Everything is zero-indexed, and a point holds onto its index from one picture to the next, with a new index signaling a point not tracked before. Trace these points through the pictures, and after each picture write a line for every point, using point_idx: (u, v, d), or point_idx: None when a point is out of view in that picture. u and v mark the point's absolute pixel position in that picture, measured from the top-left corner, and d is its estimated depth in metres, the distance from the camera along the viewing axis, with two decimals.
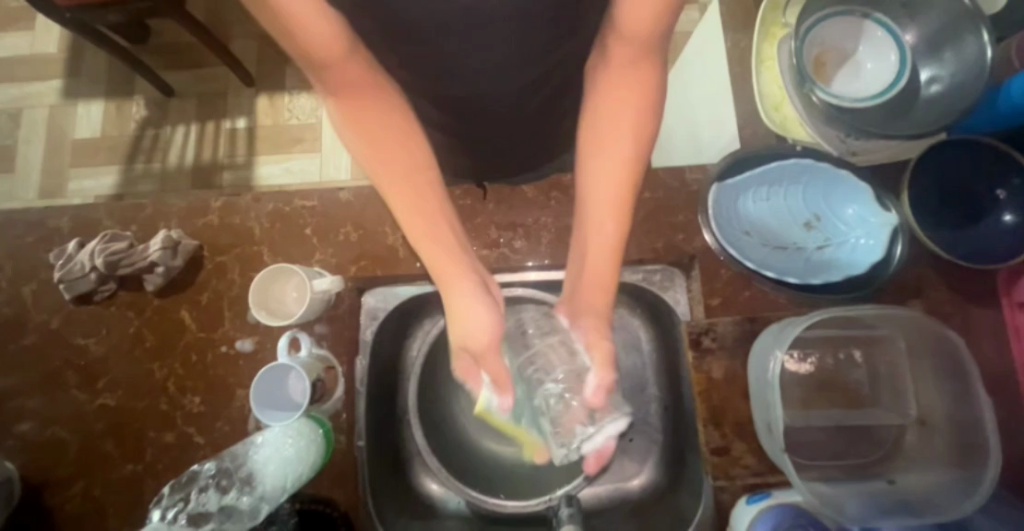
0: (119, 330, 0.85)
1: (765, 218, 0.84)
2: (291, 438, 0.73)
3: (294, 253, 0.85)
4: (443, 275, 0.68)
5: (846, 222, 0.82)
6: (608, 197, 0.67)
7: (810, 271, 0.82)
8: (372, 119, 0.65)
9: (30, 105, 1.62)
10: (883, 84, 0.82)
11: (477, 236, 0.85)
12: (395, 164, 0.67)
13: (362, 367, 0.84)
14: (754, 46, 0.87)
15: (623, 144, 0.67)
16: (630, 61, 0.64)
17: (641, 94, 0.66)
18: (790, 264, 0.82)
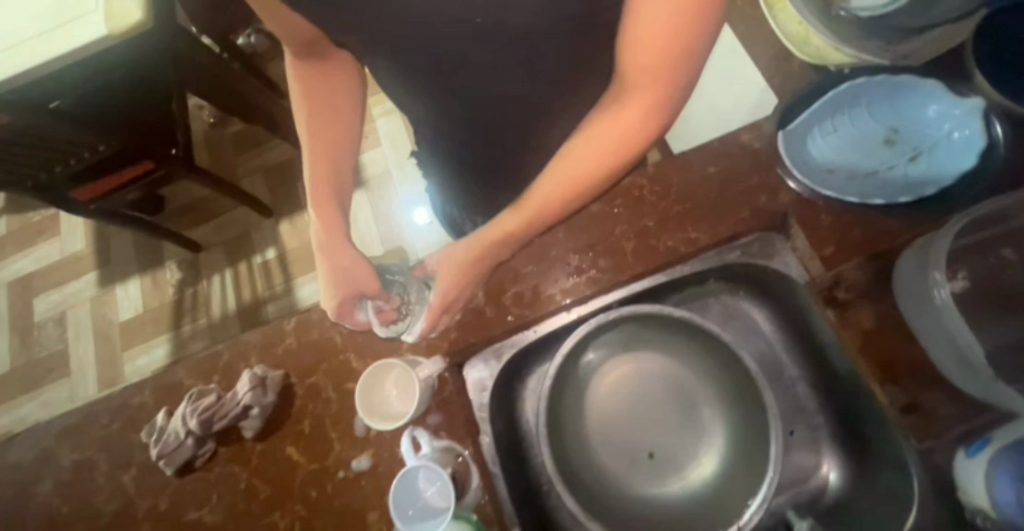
0: (229, 490, 0.79)
1: (843, 150, 0.79)
2: None
3: (382, 350, 0.81)
4: (327, 232, 0.78)
5: (927, 125, 0.77)
6: (535, 204, 0.68)
7: (915, 185, 0.76)
8: (323, 86, 0.79)
9: (73, 305, 1.67)
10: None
11: (554, 269, 0.81)
12: (326, 132, 0.80)
13: (489, 444, 0.78)
14: None
15: (591, 158, 0.64)
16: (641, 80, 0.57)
17: (646, 114, 0.60)
18: (891, 185, 0.76)
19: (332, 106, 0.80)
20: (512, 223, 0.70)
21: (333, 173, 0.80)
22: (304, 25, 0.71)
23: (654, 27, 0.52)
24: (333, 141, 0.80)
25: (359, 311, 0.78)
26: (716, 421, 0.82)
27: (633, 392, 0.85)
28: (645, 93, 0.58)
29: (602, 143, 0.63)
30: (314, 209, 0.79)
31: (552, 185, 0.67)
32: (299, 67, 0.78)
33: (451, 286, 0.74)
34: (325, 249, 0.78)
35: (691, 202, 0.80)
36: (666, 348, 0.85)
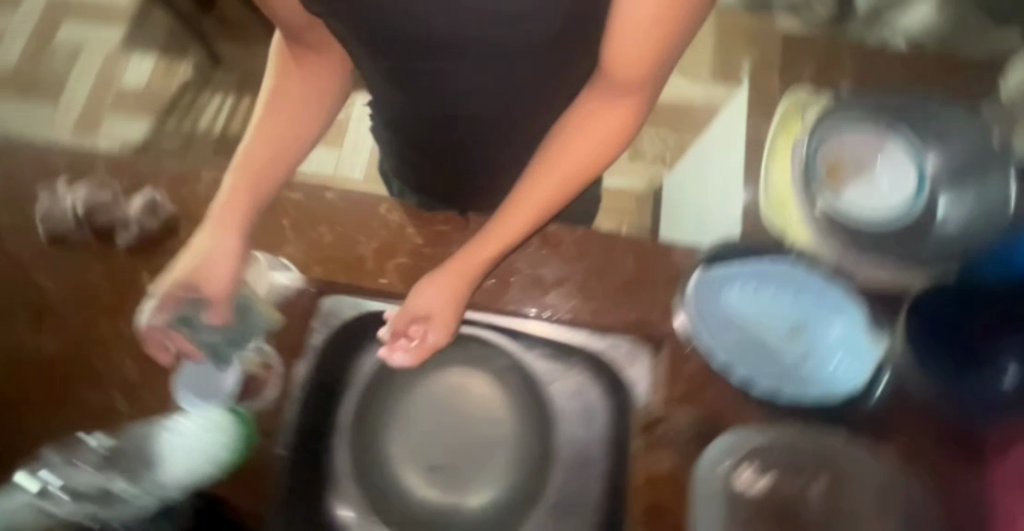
0: (77, 277, 0.84)
1: (749, 315, 0.77)
2: (208, 434, 0.71)
3: (266, 242, 0.84)
4: (228, 208, 0.79)
5: (831, 338, 0.75)
6: (521, 206, 0.75)
7: (786, 383, 0.74)
8: (309, 80, 0.80)
9: (90, 48, 1.71)
10: (899, 193, 0.78)
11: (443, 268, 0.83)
12: (277, 122, 0.81)
13: (302, 373, 0.80)
14: (767, 137, 0.82)
15: (577, 164, 0.74)
16: (606, 100, 0.70)
17: (615, 123, 0.71)
18: (767, 371, 0.74)
19: (297, 84, 0.80)
20: (501, 230, 0.76)
21: (264, 160, 0.80)
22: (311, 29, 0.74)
23: (631, 45, 0.62)
24: (293, 132, 0.81)
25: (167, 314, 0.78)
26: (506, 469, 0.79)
27: (454, 398, 0.82)
28: (617, 102, 0.70)
29: (585, 144, 0.73)
30: (223, 214, 0.79)
31: (549, 188, 0.75)
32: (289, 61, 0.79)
33: (434, 293, 0.77)
34: (228, 249, 0.78)
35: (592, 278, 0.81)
36: (507, 382, 0.82)
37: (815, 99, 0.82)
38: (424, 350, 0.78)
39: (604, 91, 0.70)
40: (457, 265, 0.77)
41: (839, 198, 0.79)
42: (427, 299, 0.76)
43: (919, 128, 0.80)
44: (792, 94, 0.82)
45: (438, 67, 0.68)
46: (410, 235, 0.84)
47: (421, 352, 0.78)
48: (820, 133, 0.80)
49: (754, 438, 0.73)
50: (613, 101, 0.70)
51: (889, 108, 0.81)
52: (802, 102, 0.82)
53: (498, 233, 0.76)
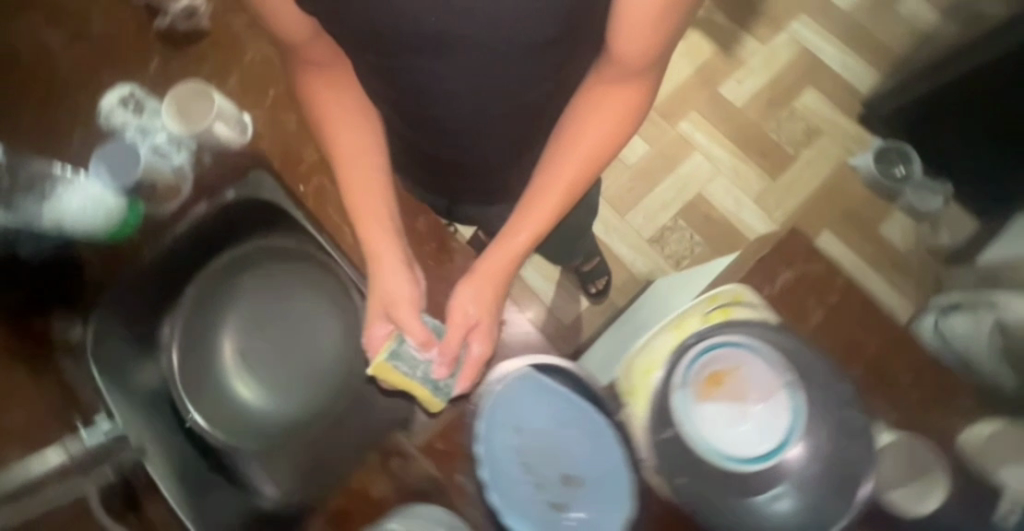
0: (111, 25, 0.95)
1: (546, 435, 0.72)
2: (99, 206, 0.81)
3: (244, 91, 0.89)
4: (357, 187, 0.81)
5: (595, 511, 0.69)
6: (546, 207, 0.80)
7: (525, 513, 0.69)
8: (326, 94, 0.81)
9: None
10: (751, 449, 0.69)
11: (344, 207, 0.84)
12: (353, 156, 0.82)
13: (198, 211, 0.84)
14: (689, 305, 0.77)
15: (593, 161, 0.79)
16: (613, 87, 0.74)
17: (622, 109, 0.75)
18: (517, 494, 0.69)
19: (335, 104, 0.81)
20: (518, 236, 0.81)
21: (369, 192, 0.81)
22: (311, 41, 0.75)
23: (632, 36, 0.65)
24: (361, 147, 0.83)
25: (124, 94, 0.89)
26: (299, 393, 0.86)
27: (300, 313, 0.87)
28: (623, 87, 0.74)
29: (601, 137, 0.77)
30: (496, 258, 0.81)
31: (559, 190, 0.79)
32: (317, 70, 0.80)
33: (476, 299, 0.78)
34: (381, 217, 0.81)
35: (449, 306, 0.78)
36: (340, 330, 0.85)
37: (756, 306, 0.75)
38: (476, 362, 0.77)
39: (612, 73, 0.72)
40: (486, 268, 0.80)
41: (699, 400, 0.71)
42: (470, 308, 0.78)
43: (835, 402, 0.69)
44: (740, 283, 0.76)
45: (428, 77, 0.70)
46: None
47: (470, 371, 0.76)
48: (750, 335, 0.72)
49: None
50: (622, 84, 0.73)
51: (819, 366, 0.71)
52: (744, 299, 0.75)
53: (515, 237, 0.81)
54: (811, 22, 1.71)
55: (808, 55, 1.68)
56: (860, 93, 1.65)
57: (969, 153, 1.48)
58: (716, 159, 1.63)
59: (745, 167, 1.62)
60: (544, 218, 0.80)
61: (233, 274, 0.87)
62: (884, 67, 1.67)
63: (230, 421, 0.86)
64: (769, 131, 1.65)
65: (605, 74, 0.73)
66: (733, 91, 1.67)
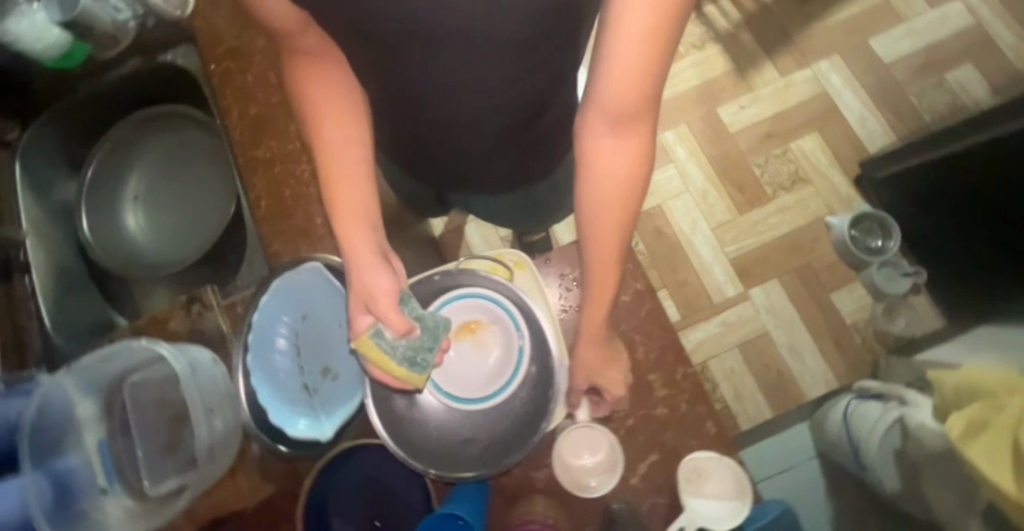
0: None
1: (319, 331, 0.81)
2: (46, 35, 0.87)
3: None
4: (351, 216, 0.73)
5: (329, 403, 0.78)
6: (599, 279, 0.65)
7: (269, 382, 0.77)
8: (324, 96, 0.72)
9: None
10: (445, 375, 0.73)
11: (239, 90, 0.91)
12: (339, 126, 0.73)
13: (135, 64, 0.95)
14: (478, 258, 0.79)
15: (614, 201, 0.61)
16: (603, 126, 0.57)
17: (633, 158, 0.58)
18: (275, 363, 0.78)
19: (323, 88, 0.72)
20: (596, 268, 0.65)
21: (350, 139, 0.74)
22: (286, 15, 0.64)
23: (629, 61, 0.50)
24: (342, 104, 0.73)
25: None
26: (176, 243, 1.02)
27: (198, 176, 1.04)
28: (627, 140, 0.57)
29: (621, 191, 0.60)
30: (584, 327, 0.67)
31: (611, 235, 0.62)
32: (309, 75, 0.71)
33: (598, 323, 0.66)
34: (357, 215, 0.73)
35: (289, 198, 0.86)
36: (218, 214, 1.01)
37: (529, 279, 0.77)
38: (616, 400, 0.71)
39: (614, 67, 0.51)
40: (598, 287, 0.65)
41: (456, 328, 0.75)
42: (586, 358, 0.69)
43: (557, 392, 0.71)
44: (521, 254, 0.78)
45: (411, 71, 0.65)
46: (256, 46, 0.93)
47: (387, 300, 0.70)
48: (523, 295, 0.74)
49: (211, 378, 0.76)
50: (628, 121, 0.55)
51: (560, 360, 0.72)
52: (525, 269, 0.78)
53: (596, 270, 0.64)
54: (842, 66, 1.60)
55: (823, 100, 1.58)
56: (865, 154, 1.54)
57: (938, 244, 1.41)
58: (689, 177, 1.57)
59: (715, 192, 1.55)
60: (605, 260, 0.63)
61: (162, 127, 1.03)
62: (902, 134, 1.54)
63: (113, 246, 1.00)
64: (754, 164, 1.57)
65: (587, 120, 0.57)
66: (730, 113, 1.59)
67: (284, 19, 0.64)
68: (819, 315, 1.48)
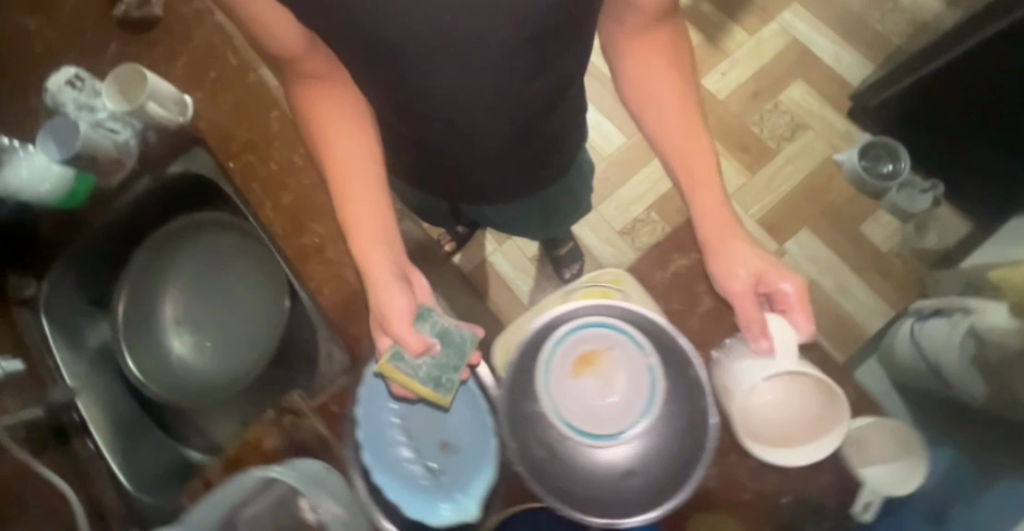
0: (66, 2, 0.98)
1: (426, 407, 0.76)
2: (49, 183, 0.84)
3: (181, 71, 0.93)
4: (366, 243, 0.74)
5: (460, 480, 0.72)
6: (708, 208, 0.73)
7: (393, 475, 0.72)
8: (334, 119, 0.76)
9: None
10: (585, 420, 0.67)
11: (267, 182, 0.87)
12: (347, 146, 0.76)
13: (142, 184, 0.90)
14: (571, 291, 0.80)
15: (686, 119, 0.75)
16: (650, 58, 0.74)
17: (670, 64, 0.75)
18: (391, 455, 0.73)
19: (334, 110, 0.76)
20: (703, 221, 0.73)
21: (359, 163, 0.76)
22: (295, 39, 0.69)
23: None
24: (349, 126, 0.76)
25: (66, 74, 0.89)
26: (234, 358, 0.94)
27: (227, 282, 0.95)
28: (666, 78, 0.75)
29: (676, 96, 0.74)
30: (705, 239, 0.73)
31: (698, 157, 0.74)
32: (319, 96, 0.75)
33: (739, 259, 0.71)
34: (377, 242, 0.74)
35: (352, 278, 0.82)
36: (268, 316, 0.92)
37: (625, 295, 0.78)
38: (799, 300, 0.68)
39: (636, 27, 0.72)
40: (712, 228, 0.72)
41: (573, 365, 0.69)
42: (745, 268, 0.71)
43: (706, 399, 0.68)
44: (616, 271, 0.79)
45: (427, 80, 0.69)
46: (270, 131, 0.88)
47: (405, 325, 0.70)
48: (633, 311, 0.71)
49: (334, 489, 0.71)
50: (659, 43, 0.74)
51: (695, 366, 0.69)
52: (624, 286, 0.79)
53: (702, 197, 0.73)
54: (803, 11, 1.65)
55: (796, 47, 1.63)
56: (850, 86, 1.59)
57: (947, 153, 1.46)
58: None
59: (725, 160, 1.57)
60: (711, 194, 0.73)
61: (180, 239, 0.94)
62: (878, 60, 1.60)
63: (168, 382, 0.92)
64: (752, 123, 1.59)
65: (631, 52, 0.75)
66: (714, 81, 1.62)
67: (295, 41, 0.69)
68: (857, 250, 1.50)
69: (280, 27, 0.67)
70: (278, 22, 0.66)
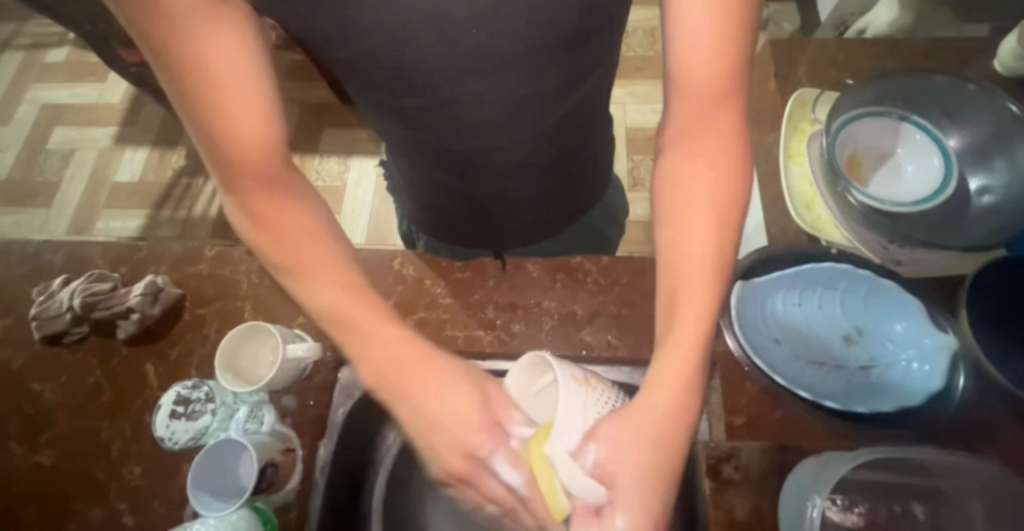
0: (77, 378, 0.77)
1: (799, 325, 0.73)
2: None
3: (277, 315, 0.79)
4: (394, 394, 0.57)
5: (892, 340, 0.71)
6: (677, 262, 0.58)
7: (852, 394, 0.69)
8: (279, 216, 0.61)
9: (83, 148, 1.78)
10: (911, 179, 0.78)
11: (467, 314, 0.78)
12: (320, 272, 0.60)
13: (326, 453, 0.72)
14: (782, 141, 0.83)
15: (707, 197, 0.58)
16: (695, 120, 0.60)
17: (718, 153, 0.59)
18: (828, 383, 0.70)
19: (291, 217, 0.62)
20: (659, 370, 0.56)
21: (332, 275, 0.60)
22: (261, 120, 0.57)
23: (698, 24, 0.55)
24: (314, 232, 0.62)
25: (160, 412, 0.71)
26: None
27: None
28: (706, 135, 0.60)
29: (702, 177, 0.59)
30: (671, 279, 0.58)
31: (701, 247, 0.57)
32: (261, 207, 0.61)
33: (697, 298, 0.56)
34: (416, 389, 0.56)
35: (620, 306, 0.77)
36: None
37: (823, 95, 0.84)
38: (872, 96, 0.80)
39: (691, 116, 0.60)
40: (696, 278, 0.56)
41: (864, 168, 0.80)
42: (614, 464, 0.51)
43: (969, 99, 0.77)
44: (797, 95, 0.84)
45: (459, 114, 0.66)
46: (428, 288, 0.80)
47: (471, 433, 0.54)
48: (865, 104, 0.80)
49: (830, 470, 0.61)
50: (710, 123, 0.59)
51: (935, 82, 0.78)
52: (809, 102, 0.84)
53: (687, 236, 0.58)
54: None
55: None
56: None
57: None
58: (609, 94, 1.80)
59: (631, 87, 1.83)
60: (703, 239, 0.57)
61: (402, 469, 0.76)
62: None
63: None
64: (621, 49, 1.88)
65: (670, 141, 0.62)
66: None
67: (255, 126, 0.57)
68: None
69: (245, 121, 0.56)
70: (242, 86, 0.55)
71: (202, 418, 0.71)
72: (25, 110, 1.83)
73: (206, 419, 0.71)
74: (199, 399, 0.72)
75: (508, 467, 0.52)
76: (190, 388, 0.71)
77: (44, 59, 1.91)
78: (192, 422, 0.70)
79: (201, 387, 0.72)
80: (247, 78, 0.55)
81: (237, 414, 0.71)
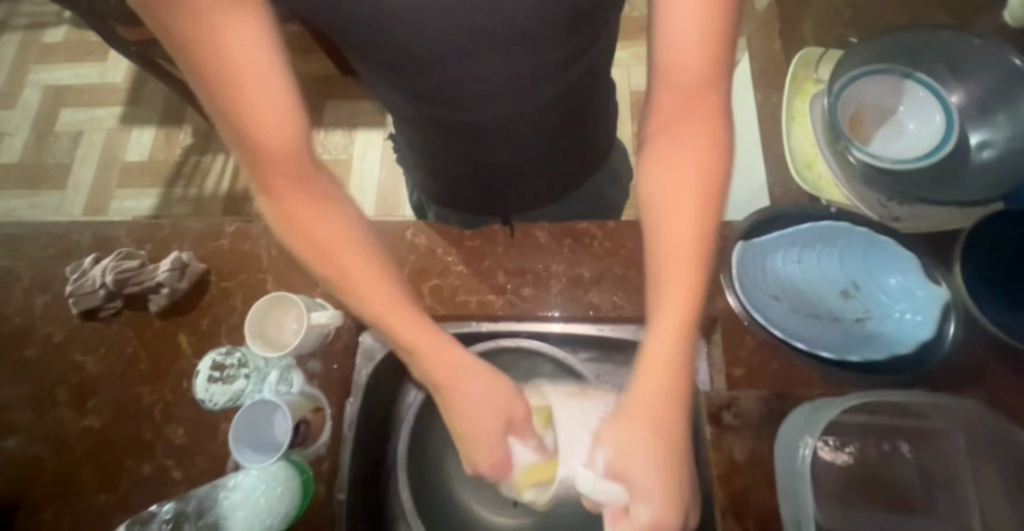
0: (116, 350, 0.83)
1: (798, 282, 0.76)
2: (277, 486, 0.68)
3: (298, 286, 0.83)
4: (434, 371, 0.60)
5: (887, 293, 0.74)
6: (659, 220, 0.59)
7: (847, 346, 0.72)
8: (313, 212, 0.60)
9: (91, 129, 1.79)
10: (917, 132, 0.79)
11: (479, 280, 0.82)
12: (349, 255, 0.60)
13: (352, 410, 0.77)
14: (785, 101, 0.84)
15: (689, 153, 0.57)
16: (678, 66, 0.55)
17: (694, 98, 0.57)
18: (825, 336, 0.73)
19: (317, 205, 0.60)
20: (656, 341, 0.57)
21: (360, 251, 0.60)
22: (274, 99, 0.53)
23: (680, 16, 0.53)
24: (337, 205, 0.61)
25: (198, 376, 0.77)
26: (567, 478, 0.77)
27: None
28: (687, 79, 0.56)
29: (682, 131, 0.58)
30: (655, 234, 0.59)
31: (680, 210, 0.57)
32: (283, 184, 0.59)
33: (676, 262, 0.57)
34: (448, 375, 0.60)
35: (625, 268, 0.80)
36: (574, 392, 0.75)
37: (826, 54, 0.84)
38: (874, 54, 0.80)
39: (669, 59, 0.55)
40: (680, 240, 0.57)
41: (865, 127, 0.81)
42: (635, 465, 0.54)
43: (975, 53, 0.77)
44: (800, 54, 0.84)
45: (466, 92, 0.68)
46: (440, 256, 0.83)
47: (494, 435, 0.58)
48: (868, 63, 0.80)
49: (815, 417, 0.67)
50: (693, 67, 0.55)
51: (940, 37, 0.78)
52: (813, 60, 0.84)
53: (668, 192, 0.58)
54: None
55: None
56: None
57: None
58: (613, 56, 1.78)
59: (634, 48, 1.80)
60: (684, 200, 0.57)
61: None
62: None
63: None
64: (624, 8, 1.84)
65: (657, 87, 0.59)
66: None
67: (270, 111, 0.53)
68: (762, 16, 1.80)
69: (257, 114, 0.53)
70: (260, 69, 0.52)
71: (237, 381, 0.77)
72: (29, 92, 1.84)
73: (240, 382, 0.77)
74: (234, 365, 0.78)
75: (520, 447, 0.58)
76: (224, 354, 0.78)
77: (42, 39, 1.90)
78: (229, 385, 0.77)
79: (235, 353, 0.78)
80: (271, 65, 0.53)
81: (268, 377, 0.77)
